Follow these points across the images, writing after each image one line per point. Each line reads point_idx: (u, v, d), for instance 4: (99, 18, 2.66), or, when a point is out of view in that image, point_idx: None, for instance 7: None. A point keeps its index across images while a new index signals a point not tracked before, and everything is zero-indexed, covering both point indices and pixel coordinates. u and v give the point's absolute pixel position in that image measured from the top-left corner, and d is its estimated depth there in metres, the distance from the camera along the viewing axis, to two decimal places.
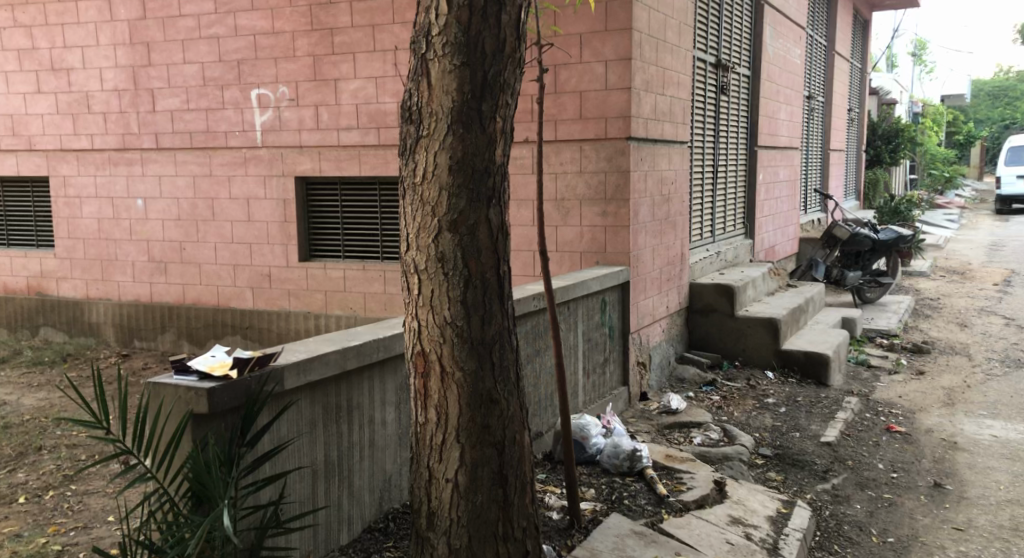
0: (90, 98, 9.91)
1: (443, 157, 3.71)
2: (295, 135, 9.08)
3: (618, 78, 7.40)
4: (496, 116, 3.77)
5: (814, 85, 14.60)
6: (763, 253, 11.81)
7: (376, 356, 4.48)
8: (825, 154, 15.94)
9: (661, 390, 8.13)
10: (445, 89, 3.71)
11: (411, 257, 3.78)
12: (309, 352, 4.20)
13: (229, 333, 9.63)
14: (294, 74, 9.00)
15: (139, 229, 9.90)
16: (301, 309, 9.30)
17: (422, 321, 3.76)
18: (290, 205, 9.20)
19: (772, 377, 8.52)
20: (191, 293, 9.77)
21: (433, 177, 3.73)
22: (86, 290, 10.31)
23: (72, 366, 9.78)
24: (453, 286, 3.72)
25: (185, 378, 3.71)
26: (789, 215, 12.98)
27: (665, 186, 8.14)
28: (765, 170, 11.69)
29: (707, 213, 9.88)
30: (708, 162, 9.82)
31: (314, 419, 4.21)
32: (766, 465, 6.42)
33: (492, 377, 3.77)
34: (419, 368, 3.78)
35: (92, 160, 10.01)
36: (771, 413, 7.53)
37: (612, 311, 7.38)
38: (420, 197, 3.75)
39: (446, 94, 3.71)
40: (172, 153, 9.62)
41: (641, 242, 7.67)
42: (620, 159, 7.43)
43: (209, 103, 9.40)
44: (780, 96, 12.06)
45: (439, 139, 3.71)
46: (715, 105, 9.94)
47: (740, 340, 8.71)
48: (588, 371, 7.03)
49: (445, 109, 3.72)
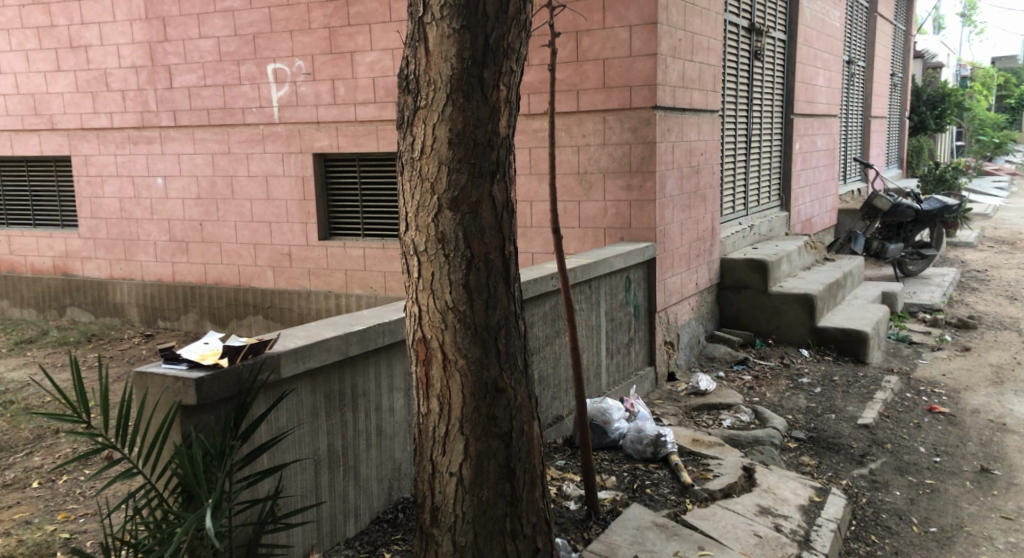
0: (108, 76, 9.74)
1: (443, 129, 3.45)
2: (312, 110, 8.87)
3: (643, 43, 7.07)
4: (500, 84, 3.50)
5: (854, 49, 14.09)
6: (800, 225, 11.43)
7: (382, 341, 4.22)
8: (866, 121, 15.43)
9: (690, 370, 7.86)
10: (443, 55, 3.45)
11: (410, 238, 3.53)
12: (309, 337, 3.93)
13: (251, 313, 9.48)
14: (310, 47, 8.77)
15: (160, 208, 9.75)
16: (322, 289, 9.13)
17: (423, 306, 3.51)
18: (308, 183, 9.00)
19: (807, 355, 8.21)
20: (213, 273, 9.62)
21: (433, 151, 3.47)
22: (109, 271, 10.18)
23: (96, 346, 9.58)
24: (455, 268, 3.47)
25: (175, 367, 3.43)
26: (827, 185, 12.57)
27: (694, 157, 7.82)
28: (801, 139, 11.28)
29: (739, 185, 9.54)
30: (741, 132, 9.46)
31: (316, 408, 3.96)
32: (799, 449, 6.14)
33: (498, 364, 3.52)
34: (420, 355, 3.54)
35: (113, 138, 9.86)
36: (806, 393, 7.23)
37: (637, 288, 7.10)
38: (420, 173, 3.50)
39: (445, 61, 3.44)
40: (190, 131, 9.45)
41: (668, 216, 7.38)
42: (645, 129, 7.12)
43: (226, 79, 9.21)
44: (817, 61, 11.60)
45: (438, 110, 3.45)
46: (748, 72, 9.56)
47: (774, 317, 8.39)
48: (612, 352, 6.77)
49: (445, 77, 3.45)
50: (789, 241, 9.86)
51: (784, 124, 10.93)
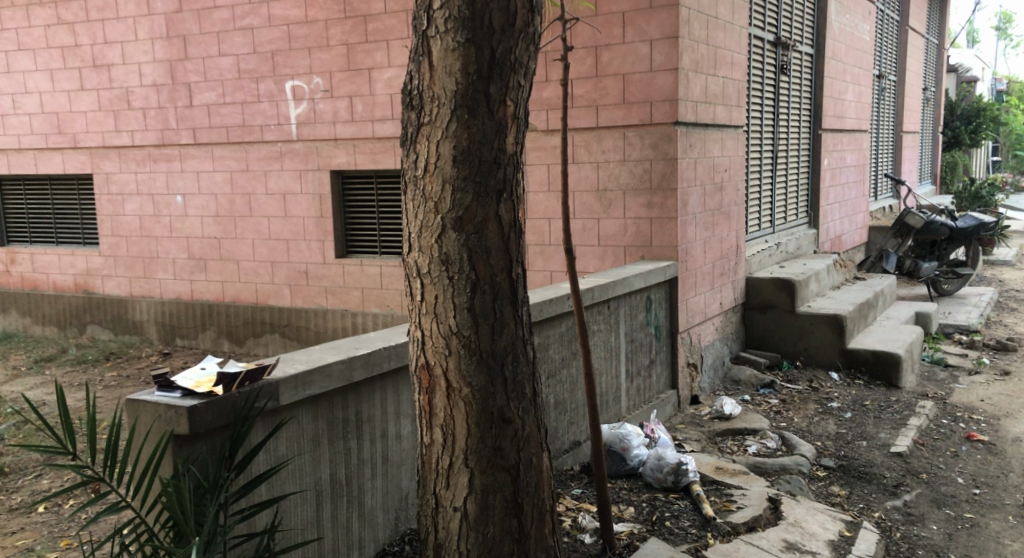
0: (130, 94, 9.70)
1: (446, 146, 3.29)
2: (330, 127, 8.77)
3: (664, 58, 6.90)
4: (506, 99, 3.34)
5: (884, 63, 13.83)
6: (829, 243, 11.17)
7: (388, 366, 4.05)
8: (897, 136, 15.14)
9: (714, 392, 7.64)
10: (447, 70, 3.29)
11: (413, 259, 3.37)
12: (311, 362, 3.76)
13: (268, 331, 9.37)
14: (328, 64, 8.69)
15: (179, 226, 9.67)
16: (339, 307, 9.00)
17: (426, 330, 3.35)
18: (326, 200, 8.89)
19: (837, 378, 7.95)
20: (231, 291, 9.52)
21: (436, 169, 3.31)
22: (129, 288, 10.11)
23: (114, 364, 9.46)
24: (459, 291, 3.30)
25: (168, 396, 3.25)
26: (857, 201, 12.30)
27: (717, 174, 7.63)
28: (830, 155, 11.04)
29: (766, 202, 9.32)
30: (767, 148, 9.24)
31: (319, 435, 3.78)
32: (828, 479, 5.92)
33: (505, 393, 3.34)
34: (423, 383, 3.37)
35: (134, 156, 9.81)
36: (835, 419, 6.99)
37: (658, 309, 6.91)
38: (423, 192, 3.34)
39: (449, 76, 3.29)
40: (210, 148, 9.38)
41: (691, 234, 7.18)
42: (666, 146, 6.94)
43: (245, 96, 9.14)
44: (846, 75, 11.36)
45: (442, 126, 3.30)
46: (774, 87, 9.35)
47: (802, 338, 8.16)
48: (632, 375, 6.57)
49: (448, 92, 3.29)
50: (817, 259, 9.62)
51: (812, 140, 10.70)
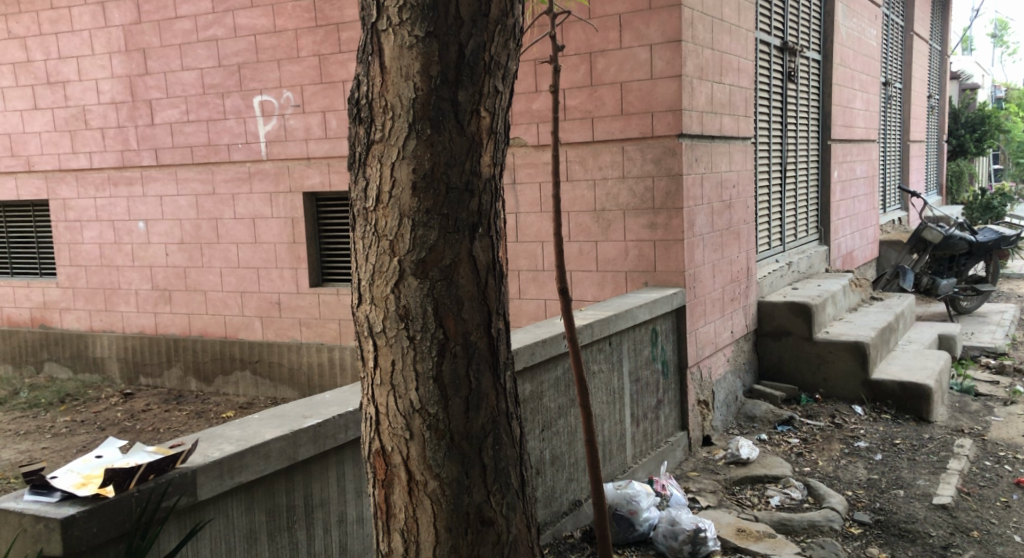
0: (87, 113, 8.97)
1: (404, 167, 2.57)
2: (301, 145, 8.05)
3: (666, 64, 6.21)
4: (479, 107, 2.62)
5: (891, 71, 13.14)
6: (840, 260, 10.46)
7: (343, 438, 3.36)
8: (904, 146, 14.43)
9: (727, 432, 6.93)
10: (403, 72, 2.57)
11: (364, 314, 2.64)
12: (243, 440, 3.06)
13: (238, 368, 8.64)
14: (298, 77, 7.97)
15: (142, 254, 8.93)
16: (314, 341, 8.27)
17: (380, 406, 2.62)
18: (298, 224, 8.16)
19: (862, 412, 7.21)
20: (198, 324, 8.77)
21: (391, 199, 2.59)
22: (89, 323, 9.34)
23: (68, 408, 8.71)
24: (423, 356, 2.57)
25: (43, 502, 2.57)
26: (868, 215, 11.59)
27: (725, 190, 6.94)
28: (840, 166, 10.34)
29: (775, 219, 8.62)
30: (775, 162, 8.53)
31: (254, 530, 3.08)
32: (864, 536, 5.21)
33: (484, 487, 2.60)
34: (379, 474, 2.64)
35: (92, 180, 9.07)
36: (864, 462, 6.26)
37: (665, 342, 6.19)
38: (375, 229, 2.61)
39: (406, 80, 2.57)
40: (173, 170, 8.65)
41: (698, 258, 6.48)
42: (670, 160, 6.24)
43: (210, 113, 8.41)
44: (855, 83, 10.67)
45: (398, 143, 2.57)
46: (782, 96, 8.62)
47: (821, 368, 7.46)
48: (638, 419, 5.83)
49: (405, 101, 2.57)
50: (831, 279, 8.92)
51: (821, 152, 10.00)
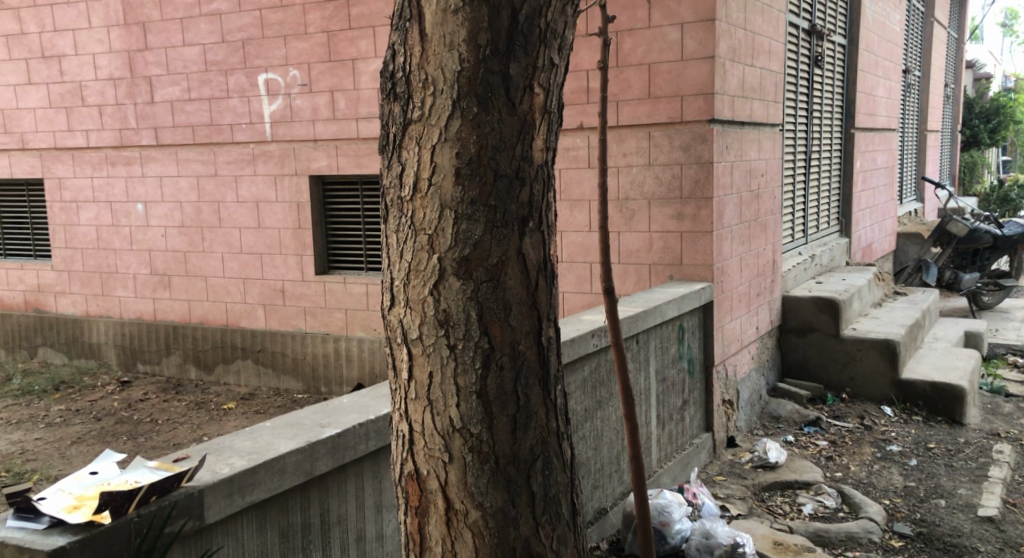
0: (83, 88, 8.61)
1: (447, 151, 2.25)
2: (308, 126, 7.70)
3: (698, 45, 5.87)
4: (533, 83, 2.29)
5: (912, 57, 12.78)
6: (860, 252, 10.15)
7: (363, 449, 3.04)
8: (921, 135, 14.08)
9: (752, 432, 6.62)
10: (446, 41, 2.25)
11: (398, 318, 2.32)
12: (256, 453, 2.74)
13: (240, 357, 8.32)
14: (305, 54, 7.62)
15: (140, 237, 8.59)
16: (319, 331, 7.95)
17: (415, 423, 2.30)
18: (304, 209, 7.82)
19: (891, 414, 6.90)
20: (198, 311, 8.44)
21: (432, 188, 2.27)
22: (85, 307, 9.01)
23: (62, 396, 8.38)
24: (465, 368, 2.25)
25: (28, 528, 2.25)
26: (887, 206, 11.27)
27: (754, 179, 6.63)
28: (862, 156, 10.01)
29: (799, 210, 8.29)
30: (800, 151, 8.18)
31: (266, 554, 2.77)
32: (907, 550, 4.93)
33: (532, 518, 2.29)
34: (412, 500, 2.33)
35: (89, 159, 8.72)
36: (899, 468, 5.96)
37: (691, 339, 5.87)
38: (411, 221, 2.29)
39: (449, 50, 2.24)
40: (173, 150, 8.29)
41: (726, 251, 6.18)
42: (700, 147, 5.91)
43: (211, 91, 8.06)
44: (879, 69, 10.33)
45: (440, 124, 2.25)
46: (808, 81, 8.27)
47: (848, 366, 7.15)
48: (664, 420, 5.52)
49: (449, 74, 2.24)
50: (855, 272, 8.61)
51: (844, 140, 9.67)
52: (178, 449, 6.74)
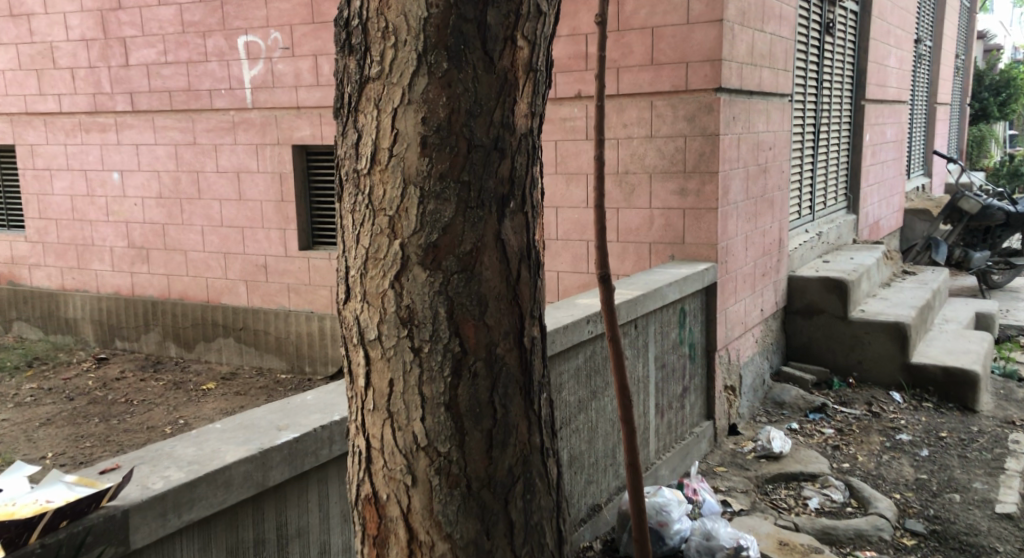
0: (55, 50, 8.19)
1: (412, 116, 1.88)
2: (290, 92, 7.30)
3: (705, 7, 5.48)
4: (515, 34, 1.92)
5: (924, 27, 12.33)
6: (868, 230, 9.79)
7: (326, 455, 2.69)
8: (931, 108, 13.65)
9: (755, 420, 6.28)
10: None
11: (354, 314, 1.96)
12: (197, 462, 2.40)
13: (220, 335, 7.98)
14: (287, 16, 7.20)
15: (117, 208, 8.21)
16: (303, 309, 7.59)
17: (373, 439, 1.95)
18: (286, 180, 7.43)
19: (901, 400, 6.55)
20: (177, 286, 8.08)
21: (394, 160, 1.90)
22: (61, 281, 8.64)
23: (35, 374, 8.02)
24: (431, 375, 1.89)
25: None
26: (895, 182, 10.89)
27: (761, 153, 6.28)
28: (872, 129, 9.62)
29: (806, 185, 7.91)
30: (808, 122, 7.78)
31: None
32: (920, 550, 4.60)
33: (510, 551, 1.94)
34: (370, 528, 1.98)
35: (62, 125, 8.32)
36: (910, 459, 5.62)
37: (693, 323, 5.52)
38: (369, 200, 1.93)
39: None
40: (149, 117, 7.90)
41: (731, 229, 5.83)
42: (705, 118, 5.53)
43: (189, 54, 7.64)
44: (891, 38, 9.90)
45: (403, 84, 1.88)
46: (819, 49, 7.86)
47: (856, 350, 6.81)
48: (662, 409, 5.17)
49: (414, 23, 1.87)
50: (863, 251, 8.26)
51: (853, 112, 9.28)
52: (151, 433, 6.36)
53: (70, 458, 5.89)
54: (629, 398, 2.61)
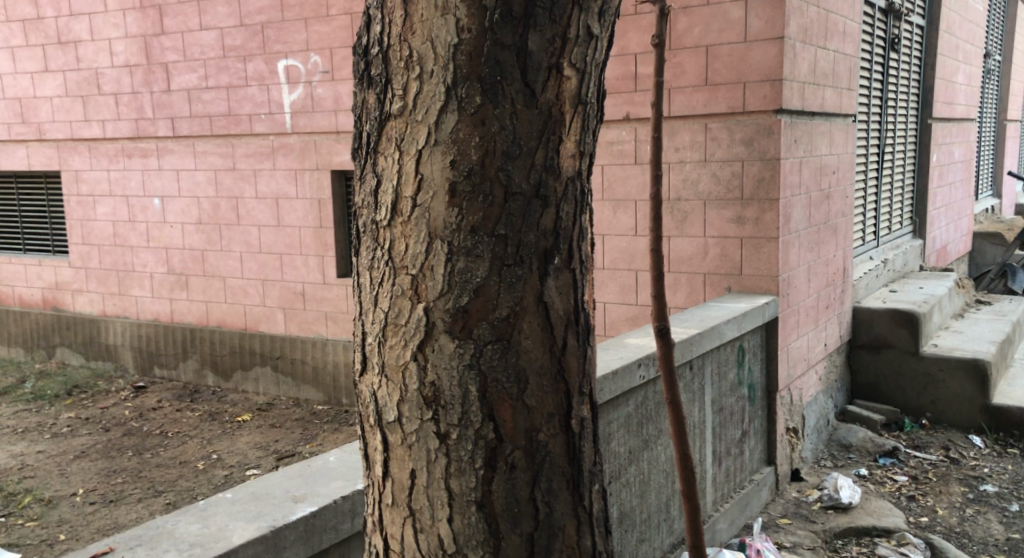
0: (100, 76, 8.09)
1: (440, 159, 1.72)
2: (330, 117, 7.10)
3: (764, 24, 5.14)
4: (562, 61, 1.75)
5: (991, 41, 11.81)
6: (934, 255, 9.32)
7: (348, 529, 2.39)
8: (999, 125, 13.08)
9: (819, 464, 5.90)
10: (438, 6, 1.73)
11: (371, 389, 1.82)
12: (200, 544, 2.12)
13: (258, 364, 7.76)
14: (328, 38, 7.00)
15: (158, 234, 8.05)
16: (341, 338, 7.34)
17: (394, 533, 1.80)
18: (325, 206, 7.21)
19: (982, 444, 6.17)
20: (216, 314, 7.89)
21: (418, 220, 1.74)
22: (102, 307, 8.51)
23: (74, 403, 7.85)
24: (461, 466, 1.74)
25: None
26: (963, 204, 10.39)
27: (825, 177, 5.91)
28: (938, 149, 9.16)
29: (870, 210, 7.50)
30: (872, 143, 7.38)
31: None
32: None
33: None
34: None
35: (105, 151, 8.21)
36: (997, 514, 5.27)
37: (753, 362, 5.16)
38: (389, 265, 1.78)
39: (441, 23, 1.72)
40: (191, 142, 7.74)
41: (794, 259, 5.47)
42: (765, 142, 5.19)
43: (230, 78, 7.47)
44: (959, 53, 9.45)
45: (430, 123, 1.73)
46: (883, 66, 7.45)
47: (929, 388, 6.43)
48: (721, 456, 4.82)
49: (440, 59, 1.72)
50: (932, 279, 7.83)
51: (919, 132, 8.84)
52: (183, 468, 6.11)
53: (99, 495, 5.64)
54: (690, 470, 2.31)
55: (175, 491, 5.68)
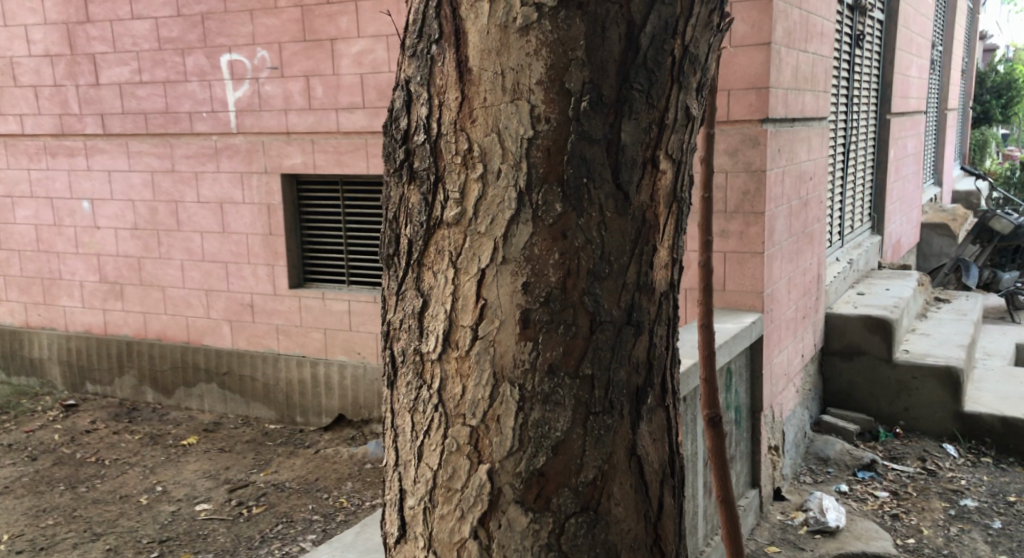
0: (16, 66, 7.47)
1: (509, 280, 2.01)
2: (279, 117, 6.66)
3: (750, 28, 4.87)
4: (658, 154, 2.05)
5: (937, 30, 11.77)
6: (891, 251, 9.25)
7: None
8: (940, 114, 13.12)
9: (798, 480, 5.71)
10: (507, 131, 1.99)
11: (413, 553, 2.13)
12: None
13: (203, 381, 7.30)
14: (275, 33, 6.55)
15: (88, 240, 7.51)
16: (293, 353, 6.94)
17: None
18: (274, 212, 6.77)
19: (956, 453, 6.04)
20: (155, 326, 7.40)
21: (473, 384, 2.05)
22: (25, 318, 7.92)
23: None
24: None
25: None
26: (914, 196, 10.36)
27: (803, 185, 5.69)
28: (895, 144, 9.05)
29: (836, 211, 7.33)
30: (840, 143, 7.20)
31: None
32: None
33: None
34: None
35: (25, 149, 7.61)
36: (982, 532, 5.16)
37: (738, 383, 4.92)
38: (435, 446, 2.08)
39: (513, 147, 2.00)
40: (123, 142, 7.20)
41: (776, 273, 5.24)
42: (750, 153, 4.92)
43: (166, 73, 6.94)
44: (913, 46, 9.35)
45: (503, 245, 2.01)
46: (849, 62, 7.24)
47: (902, 396, 6.28)
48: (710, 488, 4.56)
49: (507, 202, 2.01)
50: (895, 279, 7.70)
51: (878, 127, 8.71)
52: (125, 504, 5.66)
53: (29, 541, 5.18)
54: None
55: (116, 533, 5.25)
